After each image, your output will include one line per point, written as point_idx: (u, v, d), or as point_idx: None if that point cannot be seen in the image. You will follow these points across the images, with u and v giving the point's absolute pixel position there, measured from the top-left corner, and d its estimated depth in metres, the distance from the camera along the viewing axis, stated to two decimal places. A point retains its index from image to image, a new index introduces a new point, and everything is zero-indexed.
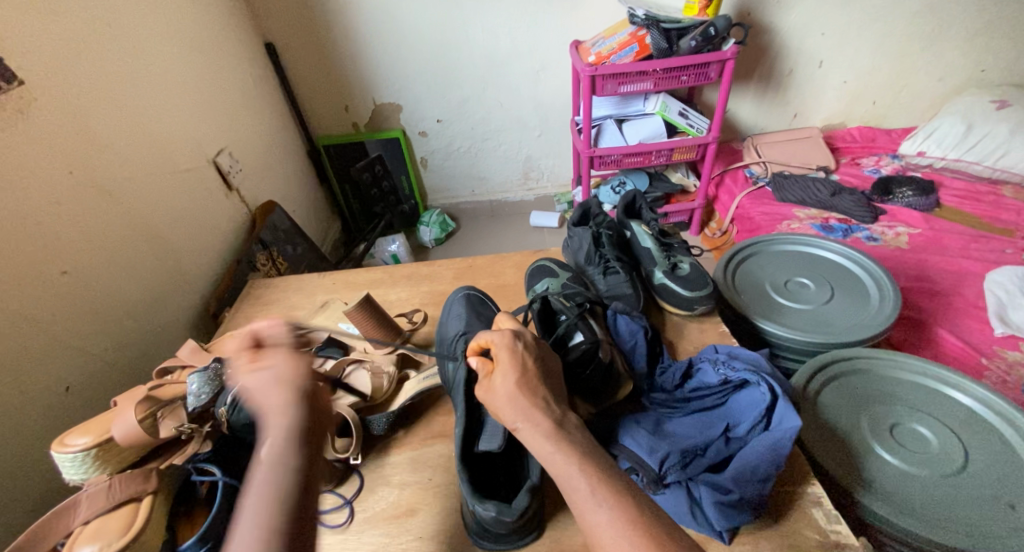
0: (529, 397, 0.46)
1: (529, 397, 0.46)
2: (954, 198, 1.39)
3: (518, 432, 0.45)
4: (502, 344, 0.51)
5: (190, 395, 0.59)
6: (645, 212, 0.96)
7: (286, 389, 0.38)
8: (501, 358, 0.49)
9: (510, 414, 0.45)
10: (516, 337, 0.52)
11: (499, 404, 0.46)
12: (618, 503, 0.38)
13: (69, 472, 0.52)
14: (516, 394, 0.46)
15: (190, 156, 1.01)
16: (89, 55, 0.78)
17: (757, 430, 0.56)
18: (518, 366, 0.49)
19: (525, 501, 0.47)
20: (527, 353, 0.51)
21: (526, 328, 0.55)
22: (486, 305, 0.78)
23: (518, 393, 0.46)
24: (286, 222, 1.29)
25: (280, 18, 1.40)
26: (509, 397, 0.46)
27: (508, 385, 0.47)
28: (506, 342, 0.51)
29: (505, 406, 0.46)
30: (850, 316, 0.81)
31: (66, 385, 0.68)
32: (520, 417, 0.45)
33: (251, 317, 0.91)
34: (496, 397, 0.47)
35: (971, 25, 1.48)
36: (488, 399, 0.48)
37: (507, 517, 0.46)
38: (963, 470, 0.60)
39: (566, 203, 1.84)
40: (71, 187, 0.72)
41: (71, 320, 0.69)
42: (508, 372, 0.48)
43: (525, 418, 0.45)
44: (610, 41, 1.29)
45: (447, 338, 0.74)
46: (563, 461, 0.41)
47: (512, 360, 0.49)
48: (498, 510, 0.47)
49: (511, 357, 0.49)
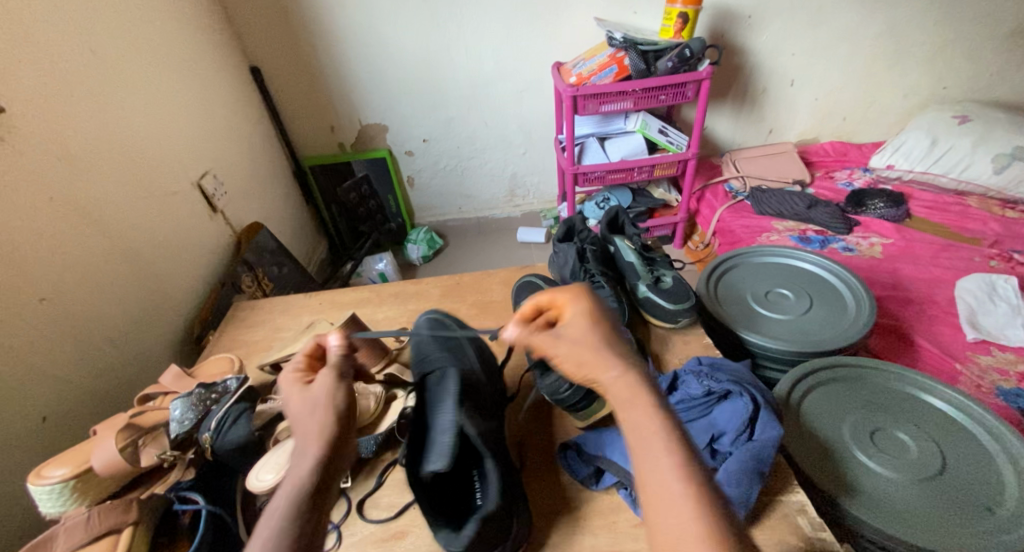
0: (615, 345, 0.44)
1: (613, 348, 0.44)
2: (923, 209, 1.45)
3: (613, 380, 0.41)
4: (570, 302, 0.49)
5: (173, 421, 0.58)
6: (628, 228, 0.98)
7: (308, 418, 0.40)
8: (572, 315, 0.47)
9: (599, 363, 0.42)
10: (591, 293, 0.50)
11: (582, 353, 0.44)
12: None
13: (47, 504, 0.51)
14: (599, 343, 0.44)
15: (174, 179, 1.01)
16: (72, 82, 0.79)
17: (741, 440, 0.57)
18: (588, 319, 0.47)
19: (473, 531, 0.46)
20: (599, 308, 0.48)
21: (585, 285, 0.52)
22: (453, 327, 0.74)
23: (606, 340, 0.44)
24: (272, 243, 1.29)
25: (266, 42, 1.42)
26: (591, 346, 0.44)
27: (590, 336, 0.45)
28: (577, 298, 0.49)
29: (594, 353, 0.43)
30: (828, 326, 0.84)
31: (44, 415, 0.67)
32: (619, 364, 0.42)
33: (236, 340, 0.90)
34: (577, 342, 0.45)
35: (930, 45, 1.56)
36: (561, 347, 0.45)
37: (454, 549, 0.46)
38: (940, 474, 0.62)
39: (552, 219, 1.87)
40: (51, 213, 0.71)
41: (49, 348, 0.68)
42: (583, 322, 0.46)
43: (622, 366, 0.42)
44: (590, 63, 1.33)
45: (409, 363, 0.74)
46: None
47: (585, 316, 0.47)
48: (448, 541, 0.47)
49: (585, 312, 0.47)
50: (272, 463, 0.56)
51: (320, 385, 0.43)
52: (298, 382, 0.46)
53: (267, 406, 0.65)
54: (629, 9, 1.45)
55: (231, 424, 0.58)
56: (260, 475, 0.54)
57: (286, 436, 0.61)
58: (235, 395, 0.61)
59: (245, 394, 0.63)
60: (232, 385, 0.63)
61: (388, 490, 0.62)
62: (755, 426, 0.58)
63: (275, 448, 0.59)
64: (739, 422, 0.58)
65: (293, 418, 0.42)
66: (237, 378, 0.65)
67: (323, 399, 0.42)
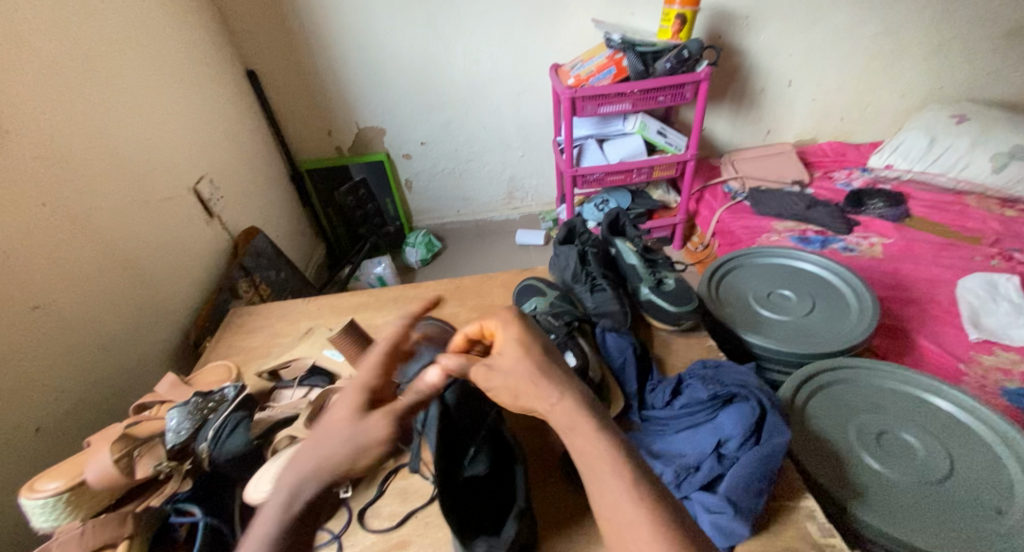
0: (550, 372, 0.44)
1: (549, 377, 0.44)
2: (922, 208, 1.45)
3: (552, 409, 0.42)
4: (503, 325, 0.50)
5: (168, 431, 0.57)
6: (629, 229, 0.97)
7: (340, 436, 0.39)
8: (506, 338, 0.48)
9: (541, 391, 0.43)
10: (517, 314, 0.51)
11: (520, 377, 0.44)
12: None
13: (40, 519, 0.49)
14: (535, 369, 0.44)
15: (169, 184, 1.00)
16: (66, 87, 0.78)
17: (748, 445, 0.55)
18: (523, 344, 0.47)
19: (514, 528, 0.47)
20: (532, 330, 0.50)
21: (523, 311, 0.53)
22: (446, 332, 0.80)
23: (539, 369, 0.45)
24: (269, 247, 1.27)
25: (262, 46, 1.41)
26: (526, 372, 0.44)
27: (525, 361, 0.45)
28: (507, 322, 0.50)
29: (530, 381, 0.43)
30: (832, 327, 0.83)
31: (37, 425, 0.65)
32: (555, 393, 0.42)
33: (233, 347, 0.89)
34: (509, 374, 0.45)
35: (926, 45, 1.57)
36: (501, 371, 0.46)
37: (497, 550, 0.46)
38: (948, 476, 0.61)
39: (551, 221, 1.86)
40: (44, 219, 0.70)
41: (42, 357, 0.67)
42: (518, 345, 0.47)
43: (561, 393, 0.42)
44: (588, 65, 1.32)
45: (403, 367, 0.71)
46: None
47: (518, 336, 0.48)
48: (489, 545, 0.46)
49: (518, 334, 0.48)
50: (269, 473, 0.53)
51: (376, 416, 0.41)
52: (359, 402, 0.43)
53: (263, 415, 0.63)
54: (626, 11, 1.45)
55: (229, 433, 0.57)
56: (257, 485, 0.52)
57: (285, 444, 0.58)
58: (232, 404, 0.60)
59: (244, 403, 0.62)
60: (230, 394, 0.62)
61: (390, 499, 0.61)
62: (762, 430, 0.57)
63: (273, 457, 0.56)
64: (746, 427, 0.56)
65: (326, 431, 0.40)
66: (235, 386, 0.64)
67: (362, 426, 0.40)
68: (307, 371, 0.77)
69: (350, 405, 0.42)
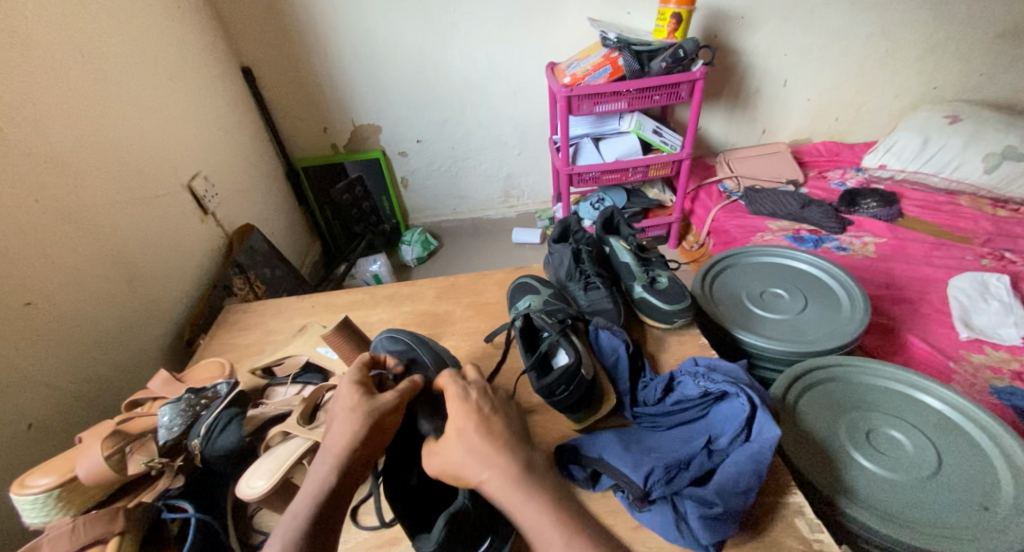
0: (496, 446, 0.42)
1: (492, 449, 0.42)
2: (915, 208, 1.46)
3: (483, 483, 0.41)
4: (451, 391, 0.46)
5: (161, 427, 0.57)
6: (624, 228, 0.97)
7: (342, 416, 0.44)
8: (450, 412, 0.45)
9: (468, 469, 0.41)
10: (467, 385, 0.47)
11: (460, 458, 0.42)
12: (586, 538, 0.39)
13: (30, 514, 0.49)
14: (473, 449, 0.42)
15: (164, 182, 1.00)
16: (60, 84, 0.77)
17: (738, 442, 0.56)
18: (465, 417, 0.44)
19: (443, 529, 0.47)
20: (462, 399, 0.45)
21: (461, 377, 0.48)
22: (398, 339, 0.67)
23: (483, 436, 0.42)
24: (264, 244, 1.27)
25: (257, 42, 1.41)
26: (466, 451, 0.42)
27: (463, 439, 0.43)
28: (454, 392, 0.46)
29: (464, 456, 0.42)
30: (823, 325, 0.84)
31: (29, 422, 0.65)
32: (487, 468, 0.41)
33: (227, 344, 0.89)
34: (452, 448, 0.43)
35: (921, 46, 1.57)
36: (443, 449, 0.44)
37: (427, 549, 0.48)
38: (937, 473, 0.62)
39: (547, 220, 1.87)
40: (37, 215, 0.70)
41: (35, 354, 0.67)
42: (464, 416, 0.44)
43: (494, 467, 0.41)
44: (584, 64, 1.33)
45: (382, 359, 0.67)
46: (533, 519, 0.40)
47: (462, 411, 0.44)
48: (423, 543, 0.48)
49: (461, 409, 0.44)
50: (263, 468, 0.53)
51: (385, 398, 0.46)
52: (363, 391, 0.47)
53: (256, 411, 0.62)
54: (623, 9, 1.45)
55: (221, 429, 0.57)
56: (251, 480, 0.52)
57: (278, 440, 0.58)
58: (225, 401, 0.60)
59: (237, 399, 0.62)
60: (223, 390, 0.62)
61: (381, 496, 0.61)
62: (753, 428, 0.57)
63: (265, 454, 0.56)
64: (736, 424, 0.57)
65: (341, 417, 0.44)
66: (228, 383, 0.64)
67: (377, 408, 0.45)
68: (302, 368, 0.77)
69: (353, 392, 0.47)
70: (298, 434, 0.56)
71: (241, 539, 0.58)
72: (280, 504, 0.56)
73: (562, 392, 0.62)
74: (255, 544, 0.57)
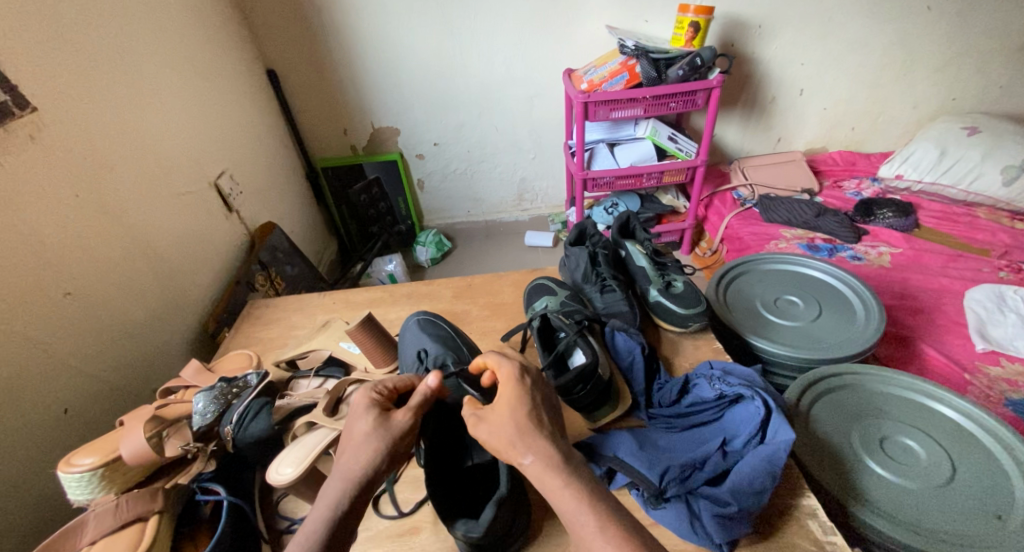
0: (537, 429, 0.45)
1: (537, 431, 0.45)
2: (932, 219, 1.46)
3: (525, 466, 0.44)
4: (509, 378, 0.50)
5: (195, 414, 0.60)
6: (640, 232, 0.98)
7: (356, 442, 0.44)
8: (507, 391, 0.48)
9: (515, 448, 0.44)
10: (524, 371, 0.51)
11: (508, 434, 0.45)
12: (606, 525, 0.41)
13: (75, 492, 0.52)
14: (525, 425, 0.45)
15: (193, 178, 1.03)
16: (97, 83, 0.81)
17: (753, 444, 0.57)
18: (525, 405, 0.47)
19: (492, 513, 0.49)
20: (523, 393, 0.48)
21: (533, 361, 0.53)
22: (439, 326, 0.76)
23: (528, 426, 0.45)
24: (285, 242, 1.30)
25: (281, 45, 1.45)
26: (516, 426, 0.45)
27: (516, 416, 0.46)
28: (512, 376, 0.50)
29: (512, 438, 0.44)
30: (838, 332, 0.84)
31: (65, 407, 0.68)
32: (530, 452, 0.44)
33: (252, 337, 0.92)
34: (504, 428, 0.45)
35: (939, 57, 1.57)
36: (491, 427, 0.46)
37: (475, 533, 0.49)
38: (950, 481, 0.62)
39: (560, 223, 1.89)
40: (76, 209, 0.73)
41: (73, 340, 0.70)
42: (521, 406, 0.47)
43: (534, 451, 0.44)
44: (601, 70, 1.35)
45: (428, 335, 0.72)
46: (557, 503, 0.42)
47: (519, 391, 0.48)
48: (467, 528, 0.49)
49: (518, 390, 0.48)
50: (291, 456, 0.54)
51: (400, 421, 0.47)
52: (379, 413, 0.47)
53: (285, 402, 0.64)
54: (640, 17, 1.47)
55: (252, 416, 0.60)
56: (279, 467, 0.53)
57: (303, 431, 0.61)
58: (255, 390, 0.63)
59: (265, 389, 0.65)
60: (252, 380, 0.66)
61: (403, 487, 0.63)
62: (768, 430, 0.57)
63: (293, 443, 0.58)
64: (750, 425, 0.58)
65: (355, 439, 0.45)
66: (257, 373, 0.67)
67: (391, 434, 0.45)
68: (324, 362, 0.80)
69: (371, 410, 0.47)
70: (323, 424, 0.58)
71: (267, 522, 0.61)
72: (304, 490, 0.57)
73: (580, 391, 0.63)
74: (280, 529, 0.60)
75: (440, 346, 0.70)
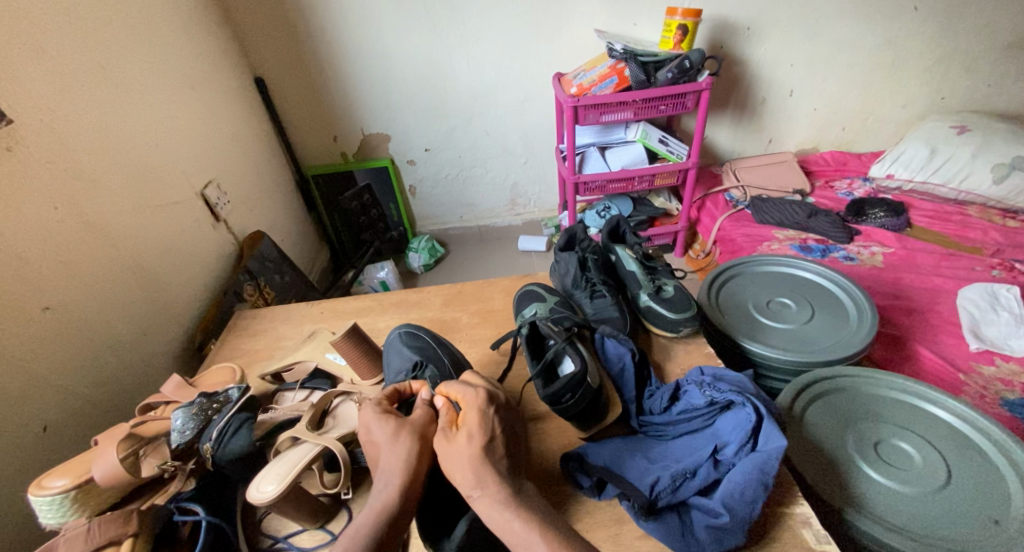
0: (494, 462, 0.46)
1: (487, 465, 0.46)
2: (924, 219, 1.46)
3: (473, 499, 0.45)
4: (475, 405, 0.52)
5: (173, 431, 0.59)
6: (630, 236, 0.97)
7: (391, 445, 0.48)
8: (469, 420, 0.50)
9: (466, 480, 0.45)
10: (490, 400, 0.53)
11: (457, 467, 0.46)
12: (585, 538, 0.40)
13: (47, 516, 0.51)
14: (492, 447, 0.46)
15: (178, 189, 1.02)
16: (77, 94, 0.79)
17: (744, 452, 0.55)
18: (485, 435, 0.49)
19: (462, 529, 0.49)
20: (485, 422, 0.50)
21: (499, 391, 0.56)
22: (419, 337, 0.73)
23: (480, 461, 0.46)
24: (274, 251, 1.29)
25: (271, 52, 1.44)
26: (471, 462, 0.46)
27: (472, 449, 0.47)
28: (478, 403, 0.52)
29: (462, 467, 0.46)
30: (830, 335, 0.84)
31: (45, 424, 0.66)
32: (476, 486, 0.45)
33: (238, 349, 0.90)
34: (460, 458, 0.46)
35: (928, 56, 1.58)
36: (449, 453, 0.48)
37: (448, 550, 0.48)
38: (947, 485, 0.61)
39: (553, 227, 1.88)
40: (56, 222, 0.72)
41: (51, 357, 0.68)
42: (480, 436, 0.48)
43: (482, 487, 0.45)
44: (590, 73, 1.33)
45: (405, 347, 0.71)
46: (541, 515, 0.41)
47: (480, 423, 0.50)
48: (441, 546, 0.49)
49: (480, 420, 0.50)
50: (272, 473, 0.52)
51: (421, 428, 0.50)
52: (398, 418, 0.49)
53: (267, 417, 0.66)
54: (629, 21, 1.47)
55: (231, 433, 0.58)
56: (261, 485, 0.51)
57: (287, 446, 0.58)
58: (236, 405, 0.61)
59: (247, 403, 0.63)
60: (234, 394, 0.64)
61: None
62: (759, 437, 0.56)
63: (275, 458, 0.55)
64: (742, 432, 0.56)
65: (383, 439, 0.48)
66: (238, 387, 0.65)
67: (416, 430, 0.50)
68: (310, 374, 0.78)
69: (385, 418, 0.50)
70: (307, 439, 0.56)
71: (251, 541, 0.59)
72: (289, 510, 0.54)
73: (568, 399, 0.62)
74: (263, 548, 0.58)
75: (419, 354, 0.69)
